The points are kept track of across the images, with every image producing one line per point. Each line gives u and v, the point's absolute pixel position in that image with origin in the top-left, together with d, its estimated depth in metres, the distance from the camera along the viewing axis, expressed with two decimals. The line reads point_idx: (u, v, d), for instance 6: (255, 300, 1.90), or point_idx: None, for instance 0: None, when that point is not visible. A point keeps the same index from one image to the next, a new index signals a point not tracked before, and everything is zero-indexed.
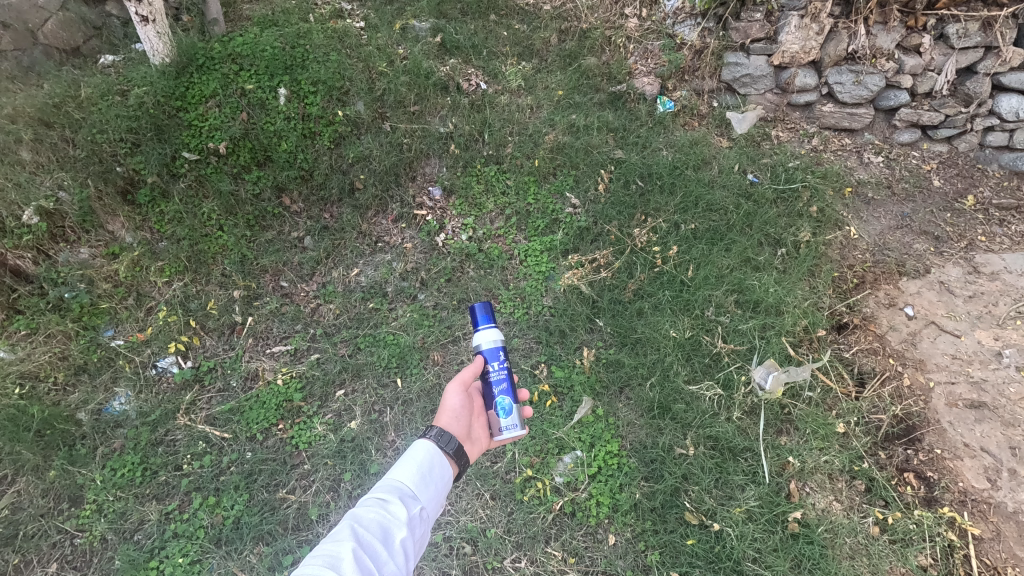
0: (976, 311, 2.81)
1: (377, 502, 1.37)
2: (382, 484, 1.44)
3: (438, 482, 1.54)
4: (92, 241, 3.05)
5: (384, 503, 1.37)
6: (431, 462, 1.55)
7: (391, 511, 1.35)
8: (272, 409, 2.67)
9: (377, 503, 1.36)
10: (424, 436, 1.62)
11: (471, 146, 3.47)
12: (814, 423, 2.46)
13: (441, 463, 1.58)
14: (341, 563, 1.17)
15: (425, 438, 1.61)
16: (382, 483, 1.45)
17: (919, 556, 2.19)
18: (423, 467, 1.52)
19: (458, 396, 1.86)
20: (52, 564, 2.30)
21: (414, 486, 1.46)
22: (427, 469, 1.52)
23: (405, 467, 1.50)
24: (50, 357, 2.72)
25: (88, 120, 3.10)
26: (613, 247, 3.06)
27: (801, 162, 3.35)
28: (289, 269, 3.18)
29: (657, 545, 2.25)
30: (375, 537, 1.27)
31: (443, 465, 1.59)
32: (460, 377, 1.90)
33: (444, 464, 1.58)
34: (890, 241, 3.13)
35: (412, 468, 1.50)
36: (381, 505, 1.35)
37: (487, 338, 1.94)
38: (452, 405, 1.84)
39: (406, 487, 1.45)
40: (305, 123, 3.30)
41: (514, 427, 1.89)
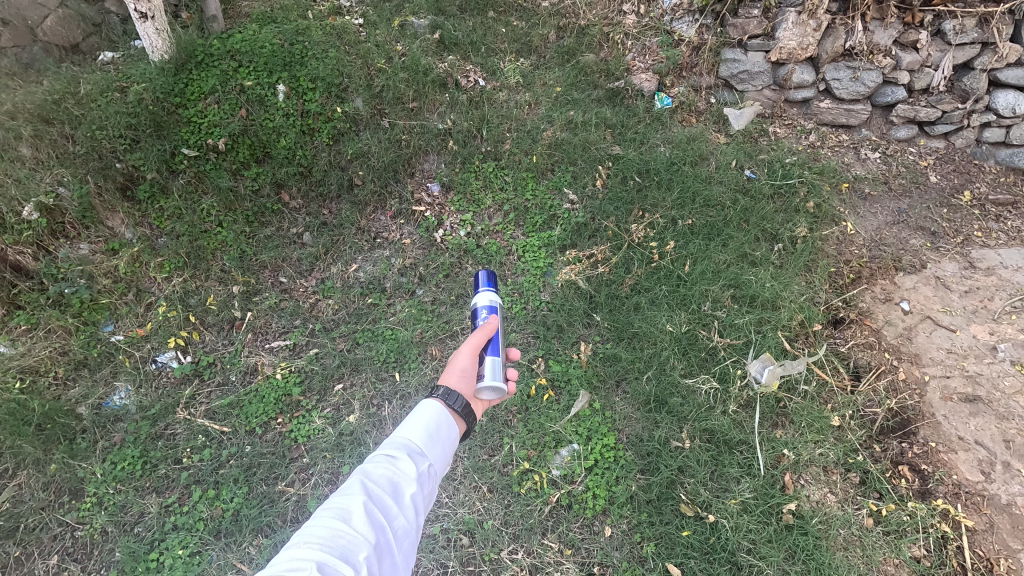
0: (972, 306, 2.82)
1: (386, 457, 1.35)
2: (391, 440, 1.42)
3: (446, 441, 1.52)
4: (92, 237, 3.05)
5: (393, 458, 1.35)
6: (438, 420, 1.53)
7: (401, 465, 1.33)
8: (272, 403, 2.69)
9: (386, 459, 1.34)
10: (431, 395, 1.60)
11: (470, 143, 3.49)
12: (809, 417, 2.48)
13: (448, 422, 1.56)
14: (351, 516, 1.16)
15: (432, 397, 1.59)
16: (390, 440, 1.43)
17: (913, 548, 2.21)
18: (431, 425, 1.50)
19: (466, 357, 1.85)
20: (52, 556, 2.32)
21: (423, 443, 1.44)
22: (434, 427, 1.50)
23: (413, 425, 1.48)
24: (51, 352, 2.74)
25: (88, 117, 3.12)
26: (610, 242, 3.07)
27: (797, 158, 3.35)
28: (288, 265, 3.20)
29: (653, 536, 2.27)
30: (385, 491, 1.25)
31: (451, 423, 1.57)
32: (470, 342, 1.88)
33: (451, 423, 1.56)
34: (886, 237, 3.14)
35: (421, 425, 1.48)
36: (391, 460, 1.34)
37: (485, 299, 2.09)
38: (460, 365, 1.82)
39: (415, 443, 1.43)
40: (304, 119, 3.31)
41: (497, 385, 1.83)
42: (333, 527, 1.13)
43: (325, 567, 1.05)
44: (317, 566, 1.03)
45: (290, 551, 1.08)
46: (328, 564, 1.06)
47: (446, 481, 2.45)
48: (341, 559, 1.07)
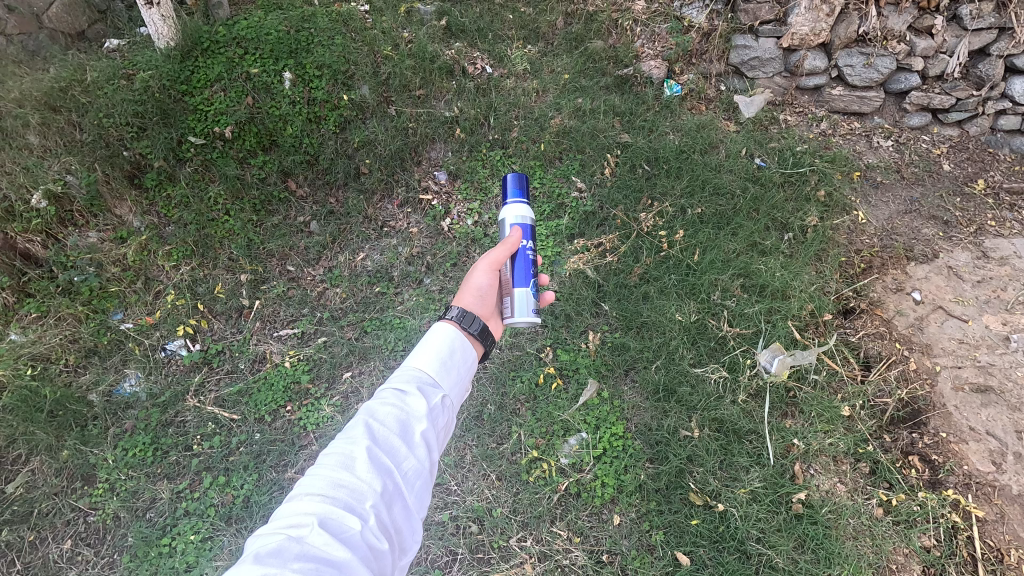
0: (985, 296, 2.79)
1: (394, 393, 1.33)
2: (400, 374, 1.40)
3: (460, 370, 1.49)
4: (100, 225, 3.05)
5: (401, 394, 1.33)
6: (451, 348, 1.49)
7: (410, 402, 1.32)
8: (281, 391, 2.71)
9: (394, 395, 1.33)
10: (446, 320, 1.58)
11: (477, 131, 3.46)
12: (819, 407, 2.47)
13: (464, 346, 1.53)
14: (355, 464, 1.15)
15: (446, 321, 1.58)
16: (399, 374, 1.40)
17: (922, 538, 2.21)
18: (445, 355, 1.47)
19: (484, 275, 1.86)
20: (66, 541, 2.35)
21: (434, 374, 1.41)
22: (447, 356, 1.47)
23: (424, 356, 1.44)
24: (61, 339, 2.75)
25: (95, 104, 3.12)
26: (619, 231, 3.05)
27: (808, 146, 3.30)
28: (296, 254, 3.19)
29: (662, 525, 2.28)
30: (393, 431, 1.24)
31: (467, 350, 1.54)
32: (490, 259, 1.88)
33: (467, 348, 1.54)
34: (898, 226, 3.10)
35: (432, 355, 1.45)
36: (400, 396, 1.32)
37: (514, 214, 2.03)
38: (477, 284, 1.84)
39: (427, 374, 1.41)
40: (311, 107, 3.29)
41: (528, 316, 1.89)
42: (336, 476, 1.13)
43: (328, 520, 1.05)
44: (319, 521, 1.04)
45: (293, 504, 1.09)
46: (332, 516, 1.06)
47: (455, 468, 2.47)
48: (345, 510, 1.08)
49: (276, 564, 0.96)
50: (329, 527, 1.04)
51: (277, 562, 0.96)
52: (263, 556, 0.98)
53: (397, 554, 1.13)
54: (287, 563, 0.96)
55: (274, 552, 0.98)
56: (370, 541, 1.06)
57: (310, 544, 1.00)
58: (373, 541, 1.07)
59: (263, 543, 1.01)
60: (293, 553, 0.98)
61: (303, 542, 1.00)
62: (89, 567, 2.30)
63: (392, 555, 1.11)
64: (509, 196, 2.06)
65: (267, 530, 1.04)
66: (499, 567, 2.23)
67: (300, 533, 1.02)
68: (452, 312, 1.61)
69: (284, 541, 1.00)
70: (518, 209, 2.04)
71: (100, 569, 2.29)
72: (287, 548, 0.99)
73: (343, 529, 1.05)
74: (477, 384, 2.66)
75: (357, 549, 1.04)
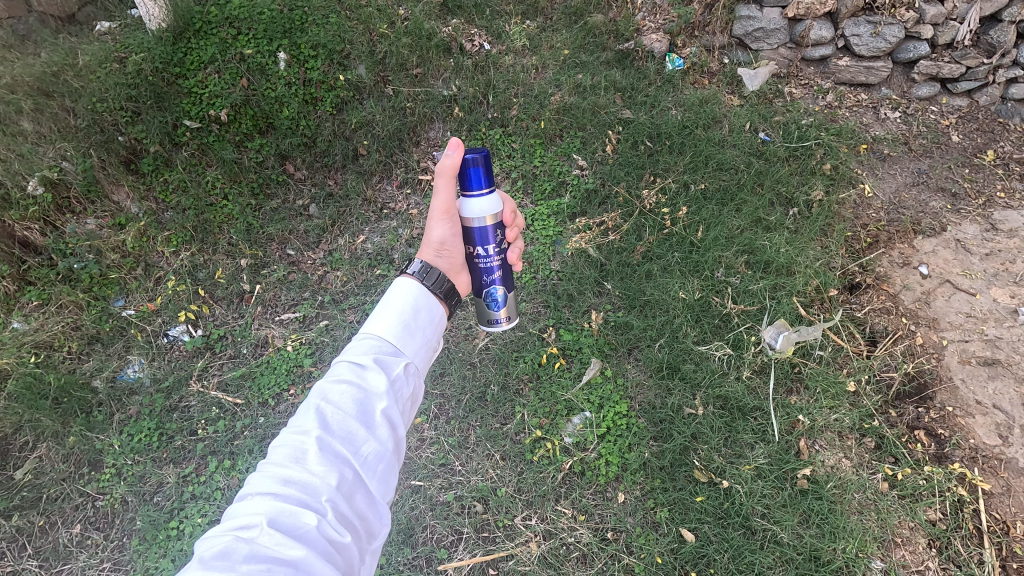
0: (993, 269, 2.74)
1: (349, 372, 1.31)
2: (356, 349, 1.37)
3: (423, 335, 1.49)
4: (98, 212, 3.03)
5: (356, 372, 1.30)
6: (412, 314, 1.47)
7: (366, 381, 1.30)
8: (283, 374, 2.71)
9: (351, 373, 1.31)
10: (406, 275, 1.55)
11: (476, 109, 3.39)
12: (824, 382, 2.46)
13: (423, 309, 1.50)
14: (307, 457, 1.14)
15: (407, 276, 1.56)
16: (356, 346, 1.38)
17: (928, 511, 2.22)
18: (402, 323, 1.44)
19: (444, 226, 1.79)
20: (76, 525, 2.38)
21: (396, 344, 1.40)
22: (408, 323, 1.45)
23: (383, 324, 1.43)
24: (64, 327, 2.76)
25: (88, 89, 3.07)
26: (621, 209, 3.01)
27: (814, 119, 3.23)
28: (295, 238, 3.16)
29: (666, 502, 2.28)
30: (348, 415, 1.23)
31: (427, 314, 1.51)
32: (439, 206, 1.75)
33: (428, 308, 1.52)
34: (905, 199, 3.04)
35: (388, 327, 1.42)
36: (355, 376, 1.30)
37: (478, 210, 1.80)
38: (438, 238, 1.79)
39: (385, 346, 1.39)
40: (306, 89, 3.24)
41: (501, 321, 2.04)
42: (287, 471, 1.13)
43: (280, 518, 1.05)
44: (269, 520, 1.04)
45: (244, 503, 1.09)
46: (284, 513, 1.06)
47: (459, 449, 2.48)
48: (300, 505, 1.08)
49: (224, 569, 0.96)
50: (281, 525, 1.04)
51: (226, 567, 0.97)
52: (212, 561, 0.98)
53: (361, 539, 1.14)
54: (235, 567, 0.96)
55: (222, 557, 0.98)
56: (328, 534, 1.07)
57: (261, 544, 1.00)
58: (331, 532, 1.07)
59: (212, 546, 1.01)
60: (242, 555, 0.98)
61: (254, 543, 1.01)
62: (99, 551, 2.33)
63: (355, 543, 1.13)
64: (470, 189, 1.79)
65: (217, 532, 1.05)
66: (505, 545, 2.25)
67: (250, 535, 1.02)
68: (415, 267, 1.59)
69: (232, 544, 1.00)
70: (479, 204, 1.80)
71: (110, 552, 2.32)
72: (235, 551, 0.99)
73: (296, 526, 1.05)
74: (480, 365, 2.65)
75: (315, 544, 1.04)
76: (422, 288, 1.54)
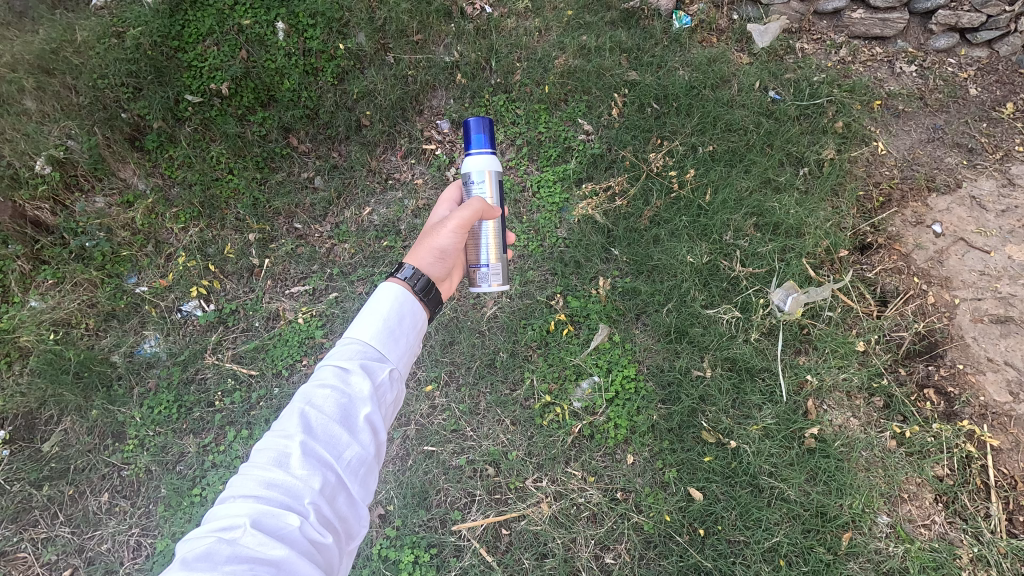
0: (1009, 226, 2.63)
1: (333, 377, 1.37)
2: (341, 354, 1.44)
3: (406, 342, 1.55)
4: (106, 190, 3.06)
5: (340, 377, 1.37)
6: (394, 320, 1.53)
7: (351, 385, 1.36)
8: (296, 346, 2.75)
9: (335, 378, 1.37)
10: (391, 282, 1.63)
11: (478, 75, 3.32)
12: (833, 342, 2.45)
13: (405, 316, 1.57)
14: (290, 460, 1.20)
15: (392, 279, 1.66)
16: (339, 352, 1.44)
17: (936, 467, 2.25)
18: (385, 329, 1.51)
19: (450, 237, 1.95)
20: (104, 494, 2.47)
21: (378, 350, 1.47)
22: (391, 329, 1.52)
23: (366, 329, 1.49)
24: (80, 304, 2.81)
25: (88, 65, 3.05)
26: (628, 173, 2.97)
27: (827, 75, 3.11)
28: (302, 211, 3.16)
29: (675, 462, 2.32)
30: (333, 418, 1.29)
31: (410, 320, 1.58)
32: (458, 219, 1.95)
33: (412, 313, 1.59)
34: (920, 156, 2.94)
35: (371, 332, 1.48)
36: (340, 380, 1.36)
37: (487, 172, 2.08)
38: (441, 246, 1.93)
39: (367, 352, 1.45)
40: (306, 59, 3.20)
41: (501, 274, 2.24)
42: (271, 473, 1.18)
43: (263, 519, 1.11)
44: (252, 520, 1.10)
45: (226, 504, 1.14)
46: (267, 515, 1.12)
47: (470, 415, 2.51)
48: (282, 508, 1.14)
49: (208, 568, 1.02)
50: (264, 524, 1.10)
51: (210, 566, 1.02)
52: (196, 560, 1.03)
53: (341, 538, 1.21)
54: (218, 568, 1.02)
55: (205, 558, 1.03)
56: (310, 534, 1.13)
57: (244, 544, 1.06)
58: (313, 532, 1.14)
59: (195, 546, 1.06)
60: (225, 555, 1.04)
61: (237, 543, 1.06)
62: (127, 517, 2.43)
63: (336, 541, 1.19)
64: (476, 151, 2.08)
65: (199, 533, 1.10)
66: (517, 506, 2.31)
67: (233, 535, 1.07)
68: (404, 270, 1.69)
69: (215, 544, 1.05)
70: (485, 166, 2.07)
71: (138, 518, 2.42)
72: (218, 551, 1.04)
73: (280, 526, 1.11)
74: (488, 333, 2.67)
75: (297, 544, 1.11)
76: (406, 293, 1.61)
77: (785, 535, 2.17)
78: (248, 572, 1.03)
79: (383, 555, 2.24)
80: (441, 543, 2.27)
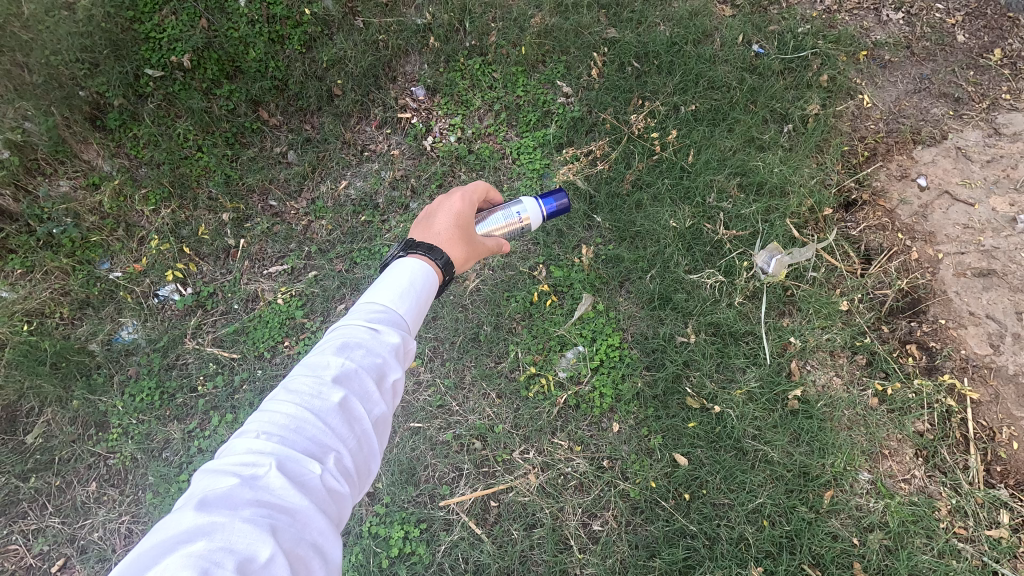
0: (994, 177, 2.60)
1: (361, 331, 1.30)
2: (362, 311, 1.36)
3: (421, 308, 1.50)
4: (69, 172, 2.91)
5: (368, 333, 1.30)
6: (415, 288, 1.48)
7: (375, 340, 1.29)
8: (277, 327, 2.71)
9: (363, 332, 1.29)
10: (411, 256, 1.59)
11: (452, 38, 3.18)
12: (817, 303, 2.44)
13: (425, 288, 1.53)
14: (318, 404, 1.12)
15: (412, 258, 1.60)
16: (363, 308, 1.37)
17: (917, 423, 2.28)
18: (409, 296, 1.46)
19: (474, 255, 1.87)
20: (91, 483, 2.46)
21: (402, 314, 1.41)
22: (413, 295, 1.47)
23: (390, 291, 1.43)
24: (52, 293, 2.73)
25: (38, 40, 2.84)
26: (609, 136, 2.89)
27: (811, 26, 3.01)
28: (276, 187, 3.07)
29: (660, 429, 2.34)
30: (357, 369, 1.21)
31: (428, 293, 1.53)
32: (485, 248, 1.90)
33: (429, 286, 1.54)
34: (905, 107, 2.87)
35: (392, 295, 1.43)
36: (364, 333, 1.29)
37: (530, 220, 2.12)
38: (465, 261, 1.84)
39: (390, 314, 1.39)
40: (271, 27, 3.06)
41: None
42: (296, 417, 1.10)
43: (286, 463, 1.02)
44: (275, 463, 1.00)
45: (244, 442, 1.04)
46: (291, 459, 1.03)
47: (455, 390, 2.50)
48: (305, 454, 1.05)
49: (229, 511, 0.92)
50: (288, 470, 1.01)
51: (231, 507, 0.92)
52: (215, 497, 0.93)
53: (354, 494, 1.13)
54: (239, 509, 0.92)
55: (224, 500, 0.93)
56: (329, 485, 1.05)
57: (268, 487, 0.97)
58: (333, 484, 1.06)
59: (215, 484, 0.96)
60: (248, 496, 0.94)
61: (259, 487, 0.97)
62: (116, 506, 2.42)
63: (350, 497, 1.10)
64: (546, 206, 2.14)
65: (216, 471, 0.99)
66: (504, 478, 2.33)
67: (256, 475, 0.98)
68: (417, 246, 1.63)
69: (237, 485, 0.95)
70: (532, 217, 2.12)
71: (127, 506, 2.42)
72: (240, 492, 0.95)
73: (302, 473, 1.02)
74: (471, 307, 2.63)
75: (317, 493, 1.02)
76: (426, 268, 1.56)
77: (769, 496, 2.20)
78: (268, 517, 0.93)
79: (373, 532, 2.26)
80: (430, 518, 2.29)
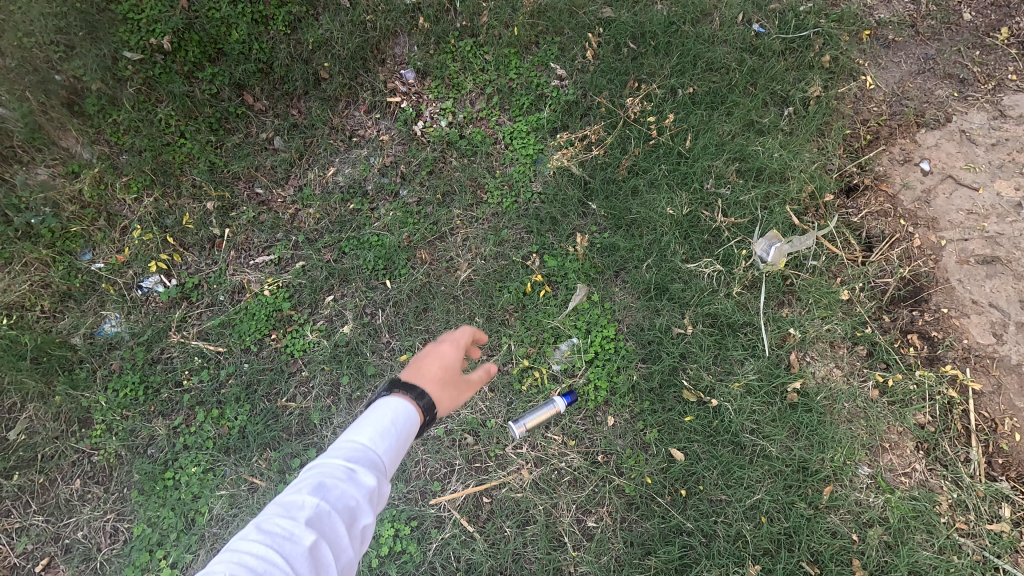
0: (999, 160, 2.53)
1: (331, 475, 1.17)
2: (336, 452, 1.24)
3: (405, 443, 1.36)
4: (48, 159, 2.78)
5: (338, 478, 1.16)
6: (398, 422, 1.35)
7: (347, 485, 1.16)
8: (263, 320, 2.63)
9: (333, 477, 1.16)
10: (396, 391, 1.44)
11: (442, 18, 3.06)
12: (817, 293, 2.39)
13: (411, 427, 1.38)
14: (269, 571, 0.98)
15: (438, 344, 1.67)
16: (339, 446, 1.25)
17: (918, 415, 2.23)
18: (392, 432, 1.32)
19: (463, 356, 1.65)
20: (76, 481, 2.41)
21: (382, 450, 1.28)
22: (396, 428, 1.34)
23: (370, 426, 1.30)
24: (32, 285, 2.64)
25: (10, 21, 2.69)
26: (604, 120, 2.81)
27: (814, 3, 2.90)
28: (262, 175, 2.98)
29: (655, 423, 2.29)
30: (320, 528, 1.07)
31: (410, 430, 1.38)
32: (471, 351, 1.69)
33: (411, 426, 1.38)
34: (909, 89, 2.78)
35: (374, 434, 1.29)
36: (334, 478, 1.16)
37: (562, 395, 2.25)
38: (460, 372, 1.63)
39: (368, 451, 1.26)
40: (254, 7, 2.95)
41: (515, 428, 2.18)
42: None
43: None
44: None
45: None
46: None
47: None
48: None
49: None
50: None
51: None
52: None
53: None
54: None
55: None
56: None
57: None
58: None
59: None
60: None
61: None
62: (101, 504, 2.37)
63: None
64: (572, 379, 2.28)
65: None
66: (497, 474, 2.30)
67: None
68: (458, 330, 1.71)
69: None
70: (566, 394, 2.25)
71: (113, 503, 2.37)
72: None
73: None
74: (463, 298, 2.58)
75: None
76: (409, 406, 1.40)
77: (767, 491, 2.16)
78: None
79: None
80: (421, 515, 2.25)
